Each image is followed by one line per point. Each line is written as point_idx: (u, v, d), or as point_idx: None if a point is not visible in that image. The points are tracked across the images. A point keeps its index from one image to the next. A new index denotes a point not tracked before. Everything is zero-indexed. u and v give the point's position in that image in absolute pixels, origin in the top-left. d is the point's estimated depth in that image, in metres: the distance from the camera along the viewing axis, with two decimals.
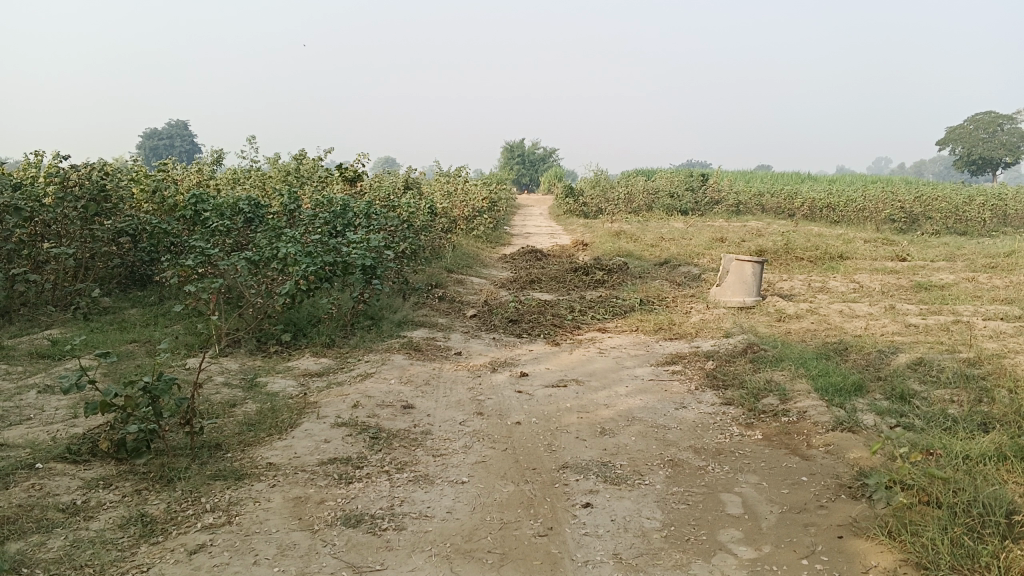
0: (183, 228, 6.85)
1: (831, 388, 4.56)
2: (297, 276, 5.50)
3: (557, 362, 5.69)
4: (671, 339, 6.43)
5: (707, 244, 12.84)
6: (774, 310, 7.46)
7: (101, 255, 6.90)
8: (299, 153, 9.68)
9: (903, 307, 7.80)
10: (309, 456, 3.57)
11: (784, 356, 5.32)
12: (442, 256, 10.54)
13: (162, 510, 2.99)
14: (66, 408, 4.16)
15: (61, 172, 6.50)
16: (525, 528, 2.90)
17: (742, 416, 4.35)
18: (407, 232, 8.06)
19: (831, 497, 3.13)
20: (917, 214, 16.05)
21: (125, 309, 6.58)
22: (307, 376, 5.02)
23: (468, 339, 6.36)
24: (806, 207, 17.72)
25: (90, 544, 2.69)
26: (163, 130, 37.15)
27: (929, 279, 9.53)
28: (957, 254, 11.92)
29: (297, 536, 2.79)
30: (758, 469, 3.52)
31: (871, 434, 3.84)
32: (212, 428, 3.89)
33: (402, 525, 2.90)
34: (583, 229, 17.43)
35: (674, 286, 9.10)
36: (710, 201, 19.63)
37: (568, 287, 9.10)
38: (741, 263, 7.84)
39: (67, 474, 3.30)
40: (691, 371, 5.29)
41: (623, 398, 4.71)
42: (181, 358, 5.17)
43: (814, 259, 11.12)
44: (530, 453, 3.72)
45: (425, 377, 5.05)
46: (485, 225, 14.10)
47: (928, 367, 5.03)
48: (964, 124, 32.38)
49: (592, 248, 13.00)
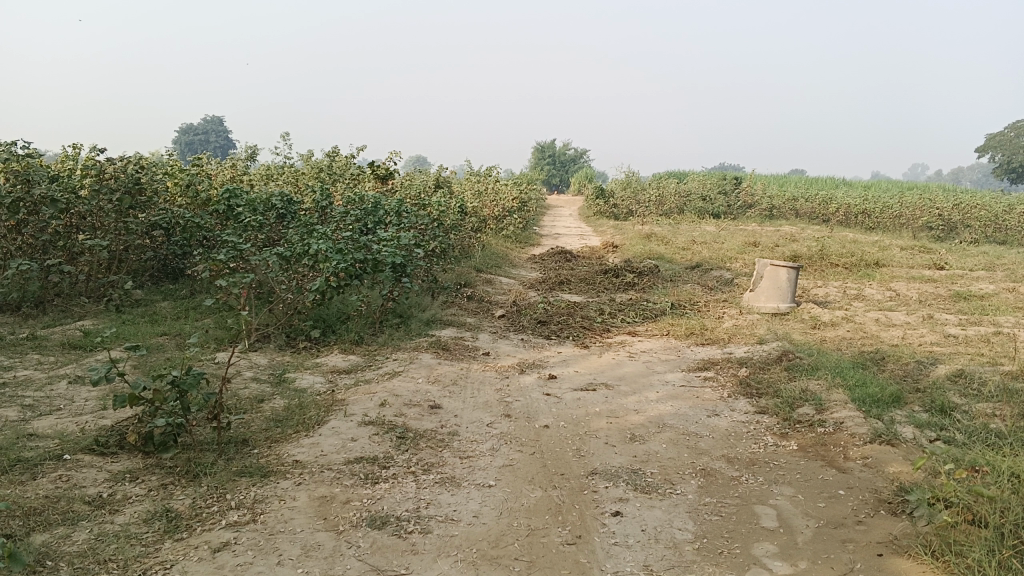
0: (216, 222, 6.88)
1: (869, 398, 4.45)
2: (327, 272, 5.48)
3: (586, 364, 5.62)
4: (702, 344, 6.33)
5: (740, 248, 12.68)
6: (808, 317, 7.32)
7: (134, 247, 6.95)
8: (332, 150, 9.71)
9: (941, 316, 7.63)
10: (335, 454, 3.54)
11: (819, 364, 5.20)
12: (472, 255, 10.51)
13: (188, 506, 2.96)
14: (96, 400, 4.18)
15: (98, 165, 6.63)
16: (554, 535, 2.84)
17: (776, 425, 4.25)
18: (437, 230, 8.04)
19: (870, 512, 3.03)
20: (956, 222, 15.75)
21: (156, 301, 6.62)
22: (335, 373, 5.00)
23: (496, 340, 6.32)
24: (841, 213, 17.46)
25: (114, 538, 2.67)
26: (200, 125, 37.71)
27: (969, 288, 9.33)
28: (997, 263, 11.66)
29: (322, 537, 2.75)
30: (794, 481, 3.42)
31: (911, 447, 3.72)
32: (240, 423, 3.88)
33: (427, 529, 2.85)
34: (614, 230, 17.31)
35: (706, 291, 8.97)
36: (743, 205, 19.39)
37: (598, 289, 9.02)
38: (776, 269, 7.72)
39: (95, 467, 3.29)
40: (724, 378, 5.20)
41: (654, 403, 4.63)
42: (210, 352, 5.18)
43: (850, 266, 10.95)
44: (559, 457, 3.65)
45: (453, 376, 5.00)
46: (515, 225, 14.05)
47: (969, 379, 4.89)
48: (1004, 132, 31.75)
49: (622, 250, 12.89)
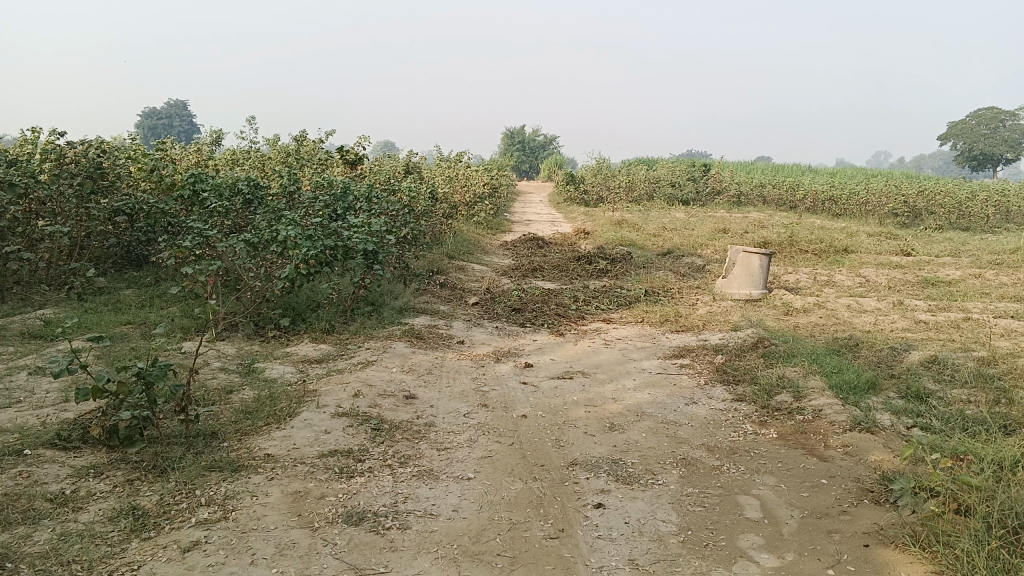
0: (181, 208, 6.68)
1: (846, 386, 4.44)
2: (297, 259, 5.35)
3: (562, 352, 5.56)
4: (677, 331, 6.30)
5: (710, 234, 12.70)
6: (780, 304, 7.33)
7: (96, 234, 6.77)
8: (300, 134, 9.52)
9: (911, 302, 7.68)
10: (308, 448, 3.44)
11: (795, 351, 5.19)
12: (443, 241, 10.39)
13: (155, 503, 2.85)
14: (57, 392, 4.03)
15: (58, 149, 6.40)
16: (535, 530, 2.77)
17: (755, 413, 4.22)
18: (408, 216, 7.91)
19: (853, 502, 3.01)
20: (920, 209, 15.91)
21: (120, 289, 6.43)
22: (306, 363, 4.88)
23: (470, 327, 6.23)
24: (809, 200, 17.57)
25: (79, 538, 2.55)
26: (163, 109, 36.99)
27: (936, 274, 9.42)
28: (962, 250, 11.79)
29: (297, 534, 2.65)
30: (776, 470, 3.39)
31: (890, 435, 3.71)
32: (208, 415, 3.76)
33: (406, 524, 2.77)
34: (584, 216, 17.25)
35: (678, 277, 8.96)
36: (712, 191, 19.41)
37: (571, 276, 8.96)
38: (749, 255, 7.71)
39: (57, 462, 3.16)
40: (700, 365, 5.16)
41: (632, 392, 4.58)
42: (177, 341, 5.03)
43: (819, 252, 11.01)
44: (538, 448, 3.58)
45: (427, 366, 4.91)
46: (486, 211, 13.94)
47: (943, 365, 4.90)
48: (966, 119, 32.19)
49: (594, 237, 12.86)
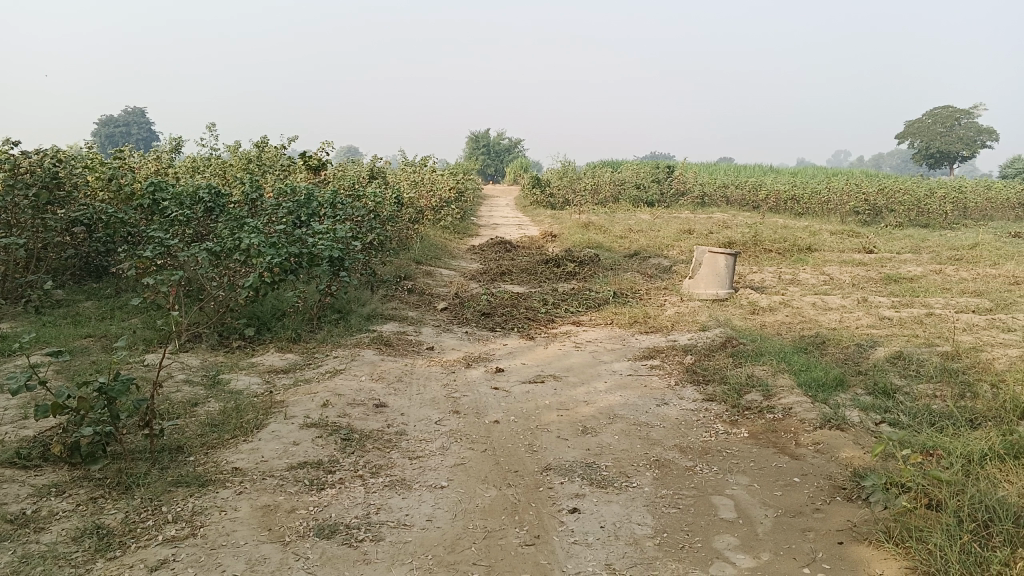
0: (141, 217, 6.56)
1: (814, 383, 4.47)
2: (261, 267, 5.27)
3: (532, 356, 5.54)
4: (647, 332, 6.31)
5: (676, 235, 12.78)
6: (747, 303, 7.39)
7: (54, 246, 6.61)
8: (262, 140, 9.41)
9: (874, 299, 7.78)
10: (277, 460, 3.37)
11: (763, 350, 5.22)
12: (410, 246, 10.34)
13: (120, 521, 2.77)
14: (15, 408, 3.91)
15: (12, 158, 6.24)
16: (511, 537, 2.75)
17: (726, 412, 4.23)
18: (374, 222, 7.84)
19: (826, 499, 3.02)
20: (881, 207, 16.13)
21: (79, 302, 6.29)
22: (273, 373, 4.80)
23: (440, 333, 6.19)
24: (772, 199, 17.75)
25: (40, 560, 2.47)
26: (121, 117, 36.39)
27: (898, 271, 9.55)
28: (922, 246, 11.98)
29: (267, 549, 2.59)
30: (748, 469, 3.40)
31: (860, 432, 3.74)
32: (173, 428, 3.67)
33: (379, 536, 2.72)
34: (550, 219, 17.27)
35: (646, 279, 8.98)
36: (677, 192, 19.54)
37: (539, 279, 8.95)
38: (715, 255, 7.76)
39: (16, 481, 3.06)
40: (670, 366, 5.17)
41: (603, 394, 4.57)
42: (139, 354, 4.92)
43: (783, 251, 11.12)
44: (511, 454, 3.55)
45: (397, 373, 4.86)
46: (452, 215, 13.89)
47: (909, 361, 4.96)
48: (922, 118, 32.80)
49: (560, 240, 12.88)
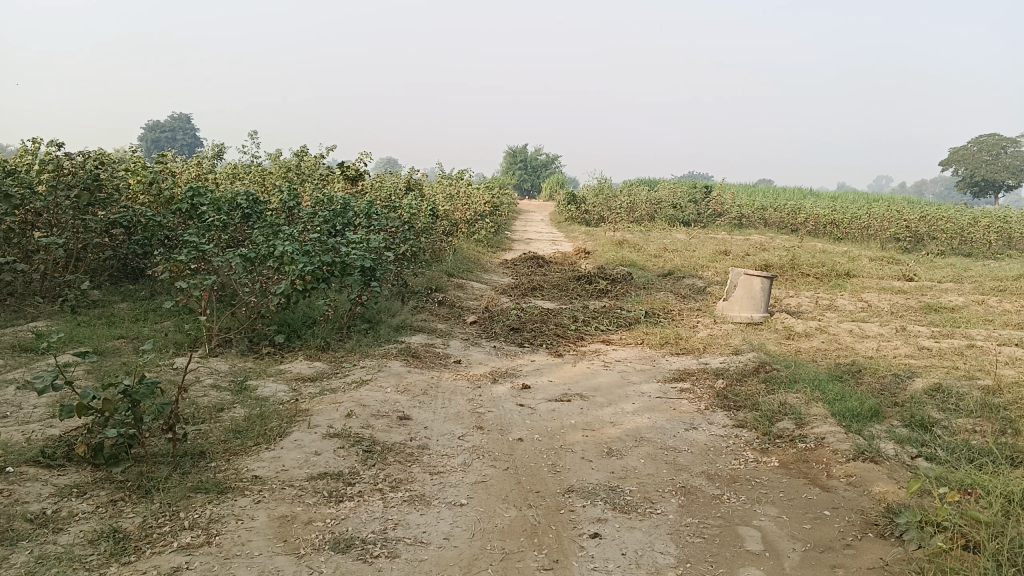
0: (178, 222, 6.63)
1: (849, 413, 4.35)
2: (293, 275, 5.31)
3: (560, 374, 5.47)
4: (678, 354, 6.22)
5: (711, 256, 12.63)
6: (782, 328, 7.25)
7: (93, 247, 6.71)
8: (301, 149, 9.50)
9: (913, 328, 7.60)
10: (297, 469, 3.35)
11: (797, 377, 5.10)
12: (443, 258, 10.34)
13: (137, 525, 2.76)
14: (45, 407, 3.94)
15: (56, 160, 6.36)
16: (529, 560, 2.68)
17: (756, 440, 4.13)
18: (408, 233, 7.86)
19: (857, 535, 2.92)
20: (923, 234, 15.82)
21: (114, 303, 6.36)
22: (299, 381, 4.80)
23: (468, 347, 6.14)
24: (810, 223, 17.53)
25: (56, 561, 2.46)
26: (167, 122, 37.17)
27: (939, 300, 9.33)
28: (965, 275, 11.71)
29: (281, 561, 2.56)
30: (777, 500, 3.30)
31: (895, 466, 3.62)
32: (197, 434, 3.67)
33: (395, 552, 2.68)
34: (585, 236, 17.20)
35: (679, 299, 8.87)
36: (713, 214, 19.39)
37: (571, 296, 8.88)
38: (750, 278, 7.63)
39: (39, 480, 3.07)
40: (700, 390, 5.07)
41: (630, 416, 4.49)
42: (169, 357, 4.95)
43: (821, 276, 10.94)
44: (533, 474, 3.50)
45: (423, 386, 4.82)
46: (486, 229, 13.90)
47: (948, 394, 4.81)
48: (967, 145, 32.24)
49: (594, 257, 12.80)
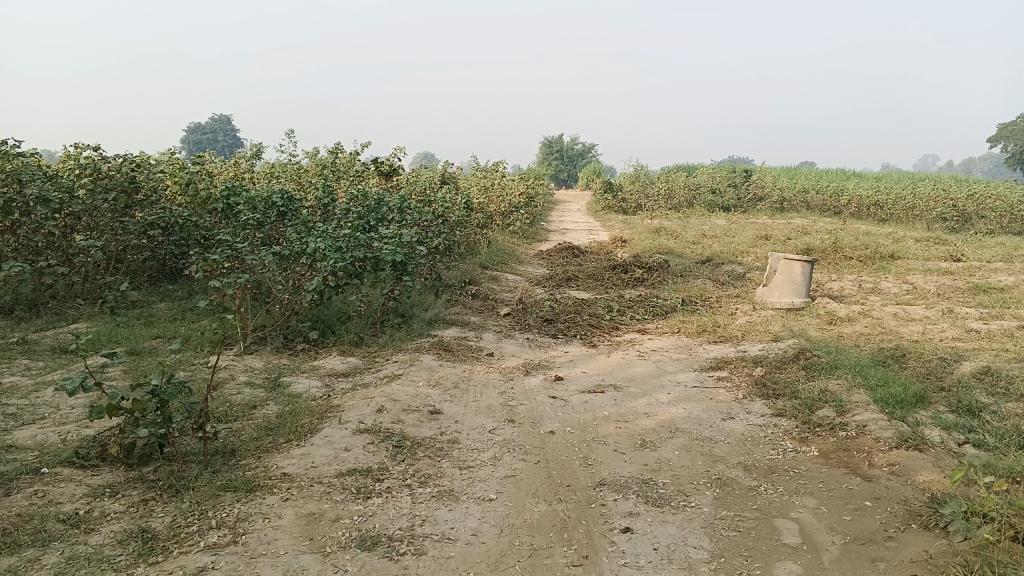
0: (215, 221, 6.68)
1: (892, 399, 4.21)
2: (325, 271, 5.29)
3: (594, 365, 5.39)
4: (715, 342, 6.10)
5: (751, 241, 12.42)
6: (824, 313, 7.07)
7: (132, 248, 6.80)
8: (336, 146, 9.54)
9: (960, 310, 7.35)
10: (326, 466, 3.34)
11: (838, 363, 4.95)
12: (478, 251, 10.31)
13: (166, 525, 2.76)
14: (83, 408, 3.99)
15: (95, 163, 6.43)
16: (558, 556, 2.63)
17: (795, 429, 4.02)
18: (441, 227, 7.84)
19: (900, 526, 2.82)
20: (971, 213, 15.34)
21: (153, 303, 6.44)
22: (332, 377, 4.80)
23: (501, 339, 6.10)
24: (853, 205, 17.11)
25: (85, 562, 2.47)
26: (208, 125, 37.83)
27: (988, 280, 9.03)
28: (1016, 254, 11.33)
29: (307, 560, 2.54)
30: (816, 491, 3.20)
31: (941, 453, 3.49)
32: (229, 432, 3.68)
33: (421, 549, 2.64)
34: (622, 224, 17.03)
35: (717, 286, 8.72)
36: (754, 197, 19.03)
37: (607, 285, 8.78)
38: (790, 263, 7.45)
39: (73, 481, 3.10)
40: (738, 378, 4.96)
41: (665, 406, 4.40)
42: (203, 355, 4.99)
43: (864, 259, 10.68)
44: (564, 467, 3.44)
45: (455, 379, 4.79)
46: (522, 220, 13.83)
47: (997, 377, 4.63)
48: (1017, 121, 31.20)
49: (631, 245, 12.67)
